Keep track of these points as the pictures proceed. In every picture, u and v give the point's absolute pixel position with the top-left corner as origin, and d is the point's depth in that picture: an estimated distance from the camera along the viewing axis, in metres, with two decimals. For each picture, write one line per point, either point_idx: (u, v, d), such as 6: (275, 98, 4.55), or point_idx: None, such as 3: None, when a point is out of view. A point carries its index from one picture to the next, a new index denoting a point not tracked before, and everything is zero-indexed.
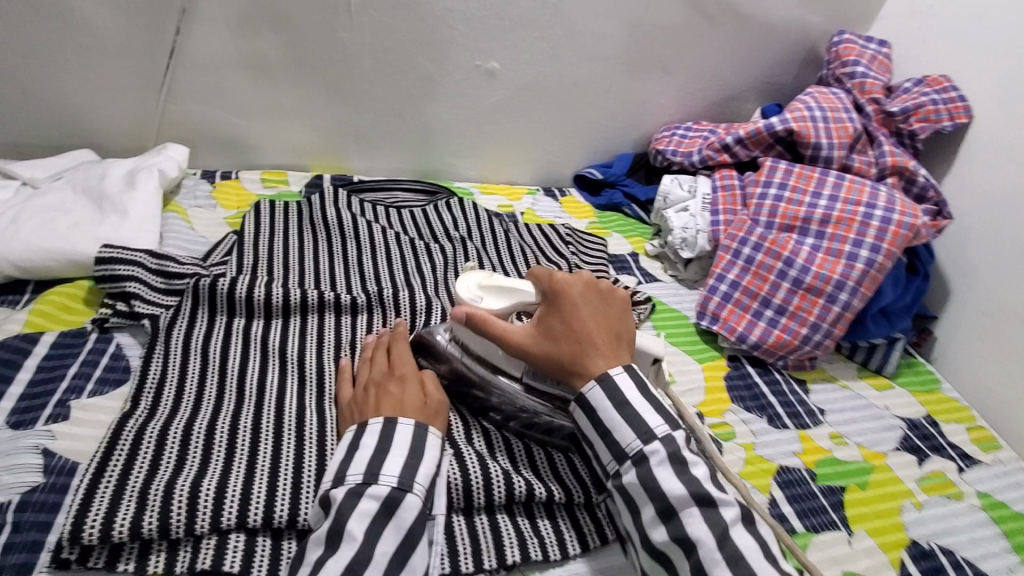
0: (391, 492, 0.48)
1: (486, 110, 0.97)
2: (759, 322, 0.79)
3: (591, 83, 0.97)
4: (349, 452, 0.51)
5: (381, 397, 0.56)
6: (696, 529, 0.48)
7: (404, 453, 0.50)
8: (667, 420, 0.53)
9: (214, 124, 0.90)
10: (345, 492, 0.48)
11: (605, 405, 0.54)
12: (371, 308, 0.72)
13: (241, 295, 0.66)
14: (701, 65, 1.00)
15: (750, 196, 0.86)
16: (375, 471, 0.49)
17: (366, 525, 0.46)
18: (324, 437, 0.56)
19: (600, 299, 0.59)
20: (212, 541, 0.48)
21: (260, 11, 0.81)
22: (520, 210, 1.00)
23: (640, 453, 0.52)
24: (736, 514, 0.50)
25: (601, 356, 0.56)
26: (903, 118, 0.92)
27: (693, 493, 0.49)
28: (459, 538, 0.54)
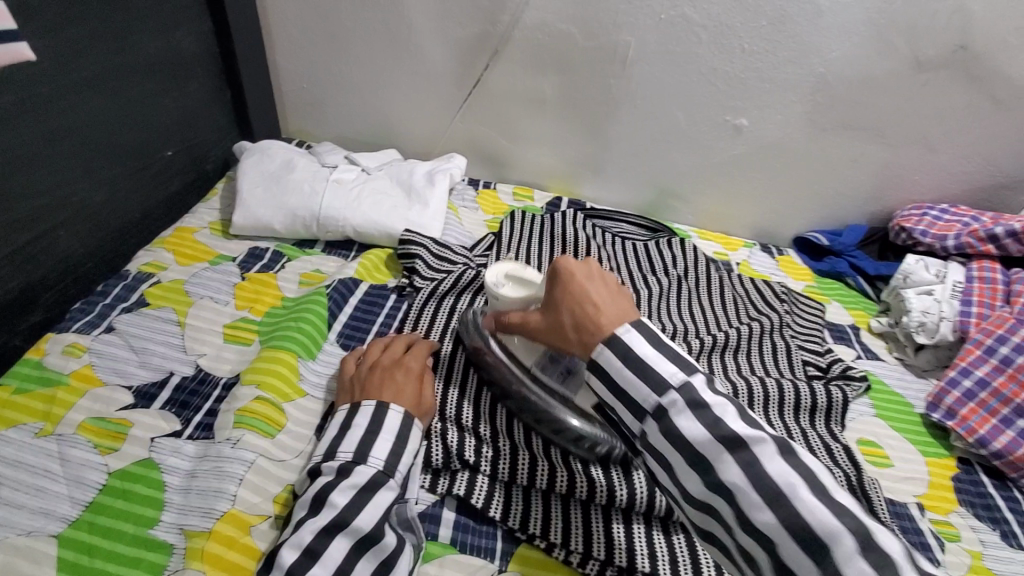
0: (376, 473, 0.52)
1: (722, 161, 1.03)
2: (1006, 430, 0.71)
3: (838, 151, 0.98)
4: (342, 431, 0.55)
5: (382, 380, 0.60)
6: (731, 475, 0.42)
7: (389, 440, 0.55)
8: (684, 366, 0.46)
9: (486, 142, 1.09)
10: (333, 470, 0.52)
11: (615, 365, 0.47)
12: None
13: (462, 282, 0.79)
14: (971, 149, 0.94)
15: (1015, 296, 0.80)
16: (364, 453, 0.53)
17: (347, 496, 0.50)
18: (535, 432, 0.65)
19: (607, 277, 0.53)
20: (448, 476, 0.60)
21: (550, 57, 0.97)
22: (735, 260, 1.03)
23: (658, 407, 0.46)
24: (774, 449, 0.42)
25: (610, 315, 0.50)
26: None
27: (720, 437, 0.43)
28: (618, 541, 0.57)
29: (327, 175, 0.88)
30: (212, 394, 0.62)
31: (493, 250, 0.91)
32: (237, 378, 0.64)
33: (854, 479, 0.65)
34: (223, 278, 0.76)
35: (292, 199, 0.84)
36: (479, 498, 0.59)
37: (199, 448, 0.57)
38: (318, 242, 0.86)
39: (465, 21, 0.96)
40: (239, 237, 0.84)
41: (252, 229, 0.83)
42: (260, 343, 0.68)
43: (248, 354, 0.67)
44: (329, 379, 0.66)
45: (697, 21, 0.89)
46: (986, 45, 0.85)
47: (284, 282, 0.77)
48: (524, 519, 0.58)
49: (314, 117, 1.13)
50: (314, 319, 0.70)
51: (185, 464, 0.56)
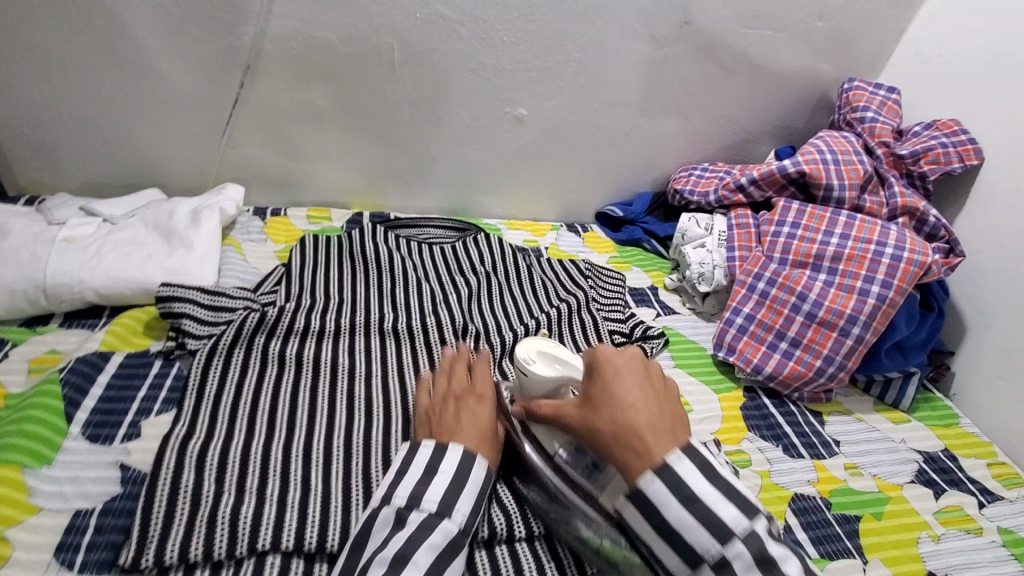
0: (456, 533, 0.50)
1: (512, 152, 1.05)
2: (774, 354, 0.81)
3: (610, 128, 1.04)
4: (398, 475, 0.53)
5: (459, 412, 0.58)
6: (727, 544, 0.45)
7: (447, 481, 0.53)
8: (684, 429, 0.50)
9: (269, 167, 1.00)
10: (418, 521, 0.50)
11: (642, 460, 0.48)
12: (354, 330, 0.75)
13: (250, 325, 0.70)
14: (716, 111, 1.06)
15: (764, 234, 0.90)
16: (448, 503, 0.51)
17: (432, 556, 0.48)
18: (369, 473, 0.59)
19: (657, 389, 0.51)
20: (251, 562, 0.51)
21: (313, 67, 0.91)
22: (544, 245, 1.06)
23: None
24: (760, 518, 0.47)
25: (652, 433, 0.48)
26: (913, 160, 0.91)
27: (717, 500, 0.46)
28: (505, 564, 0.57)
29: (56, 233, 0.74)
30: None
31: (280, 285, 0.80)
32: None
33: None
34: None
35: (6, 272, 0.68)
36: None
37: None
38: (55, 315, 0.72)
39: (207, 38, 0.86)
40: None
41: None
42: None
43: None
44: (73, 481, 0.54)
45: (453, 17, 0.89)
46: (705, 19, 0.95)
47: (5, 376, 0.63)
48: None
49: (47, 166, 0.94)
50: (47, 415, 0.58)
51: None
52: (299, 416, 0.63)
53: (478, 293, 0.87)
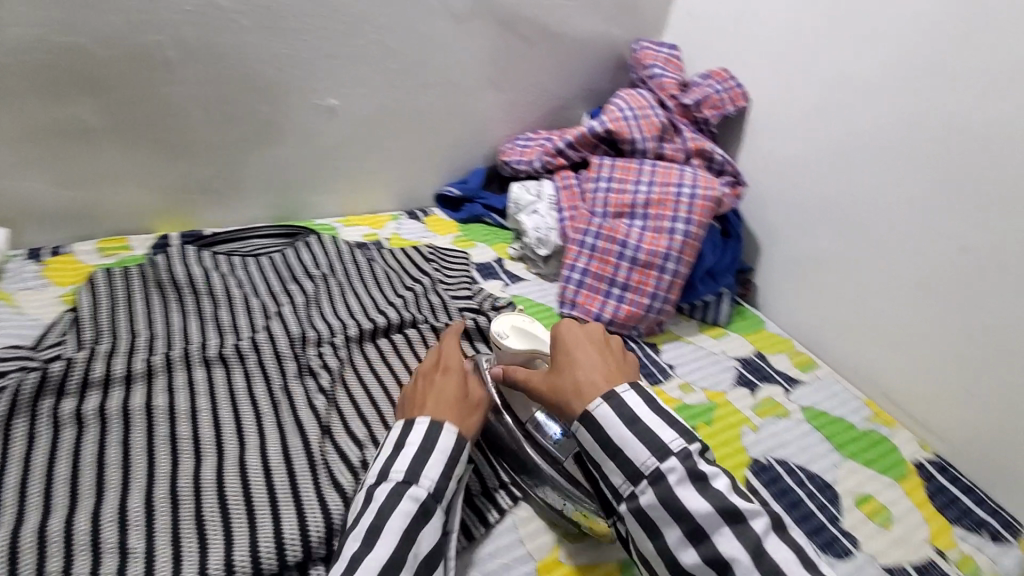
0: (427, 499, 0.54)
1: (333, 144, 1.00)
2: (609, 301, 0.87)
3: (430, 109, 1.04)
4: (394, 451, 0.57)
5: (427, 391, 0.62)
6: (730, 549, 0.50)
7: (415, 449, 0.56)
8: (682, 434, 0.55)
9: (36, 200, 0.85)
10: (388, 491, 0.54)
11: (612, 421, 0.55)
12: (170, 366, 0.67)
13: (29, 385, 0.59)
14: (527, 81, 1.10)
15: (586, 192, 0.96)
16: (415, 472, 0.55)
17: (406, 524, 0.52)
18: (204, 516, 0.54)
19: (599, 340, 0.63)
20: None
21: (69, 76, 0.78)
22: (385, 236, 1.04)
23: (656, 471, 0.53)
24: (767, 526, 0.51)
25: (588, 382, 0.59)
26: (696, 107, 1.02)
27: (719, 509, 0.51)
28: None
29: None
30: None
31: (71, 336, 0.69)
32: None
33: None
34: None
35: None
36: None
37: None
38: None
39: None
40: None
41: None
42: None
43: None
44: None
45: (232, 8, 0.82)
46: None
47: None
48: None
49: None
50: None
51: None
52: (106, 476, 0.55)
53: (317, 299, 0.82)
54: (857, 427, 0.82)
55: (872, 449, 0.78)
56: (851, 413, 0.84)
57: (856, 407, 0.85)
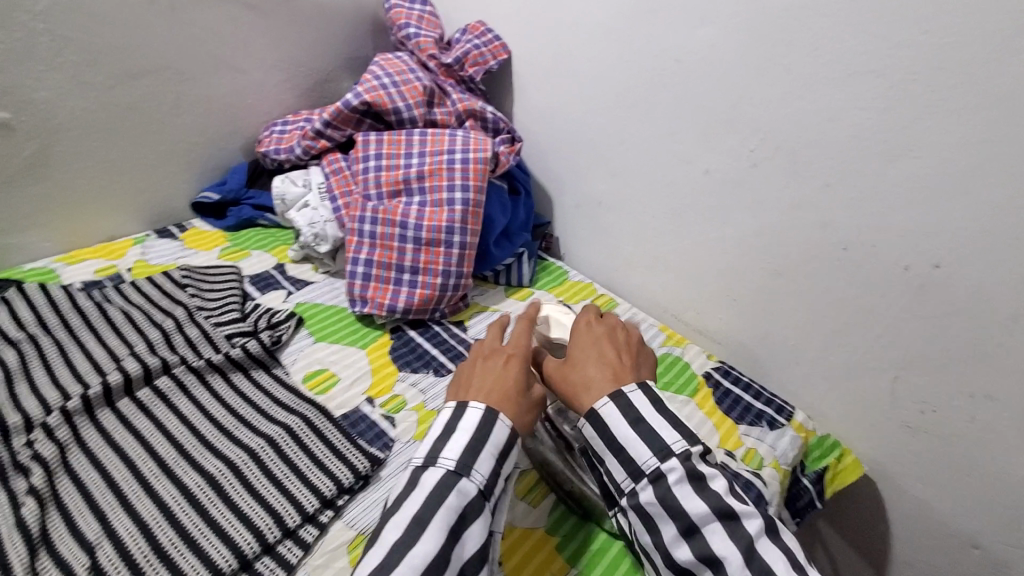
0: (474, 494, 0.49)
1: (18, 167, 0.78)
2: (401, 289, 0.80)
3: (148, 105, 0.86)
4: (445, 433, 0.52)
5: (474, 376, 0.58)
6: (719, 545, 0.49)
7: (469, 436, 0.51)
8: (684, 435, 0.53)
9: None
10: (436, 477, 0.49)
11: (619, 424, 0.54)
12: None
13: None
14: (270, 58, 0.95)
15: (356, 174, 0.87)
16: (467, 463, 0.50)
17: (452, 517, 0.48)
18: None
19: (614, 340, 0.62)
20: None
21: None
22: (126, 266, 0.85)
23: (657, 471, 0.52)
24: (760, 527, 0.50)
25: (590, 383, 0.58)
26: (459, 66, 0.97)
27: (715, 509, 0.50)
28: None
29: None
30: None
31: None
32: None
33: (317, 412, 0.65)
34: None
35: None
36: None
37: None
38: None
39: None
40: None
41: None
42: None
43: None
44: None
45: None
46: None
47: None
48: None
49: None
50: None
51: None
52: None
53: (22, 371, 0.64)
54: (655, 354, 0.87)
55: (670, 372, 0.84)
56: (648, 341, 0.89)
57: (653, 335, 0.91)
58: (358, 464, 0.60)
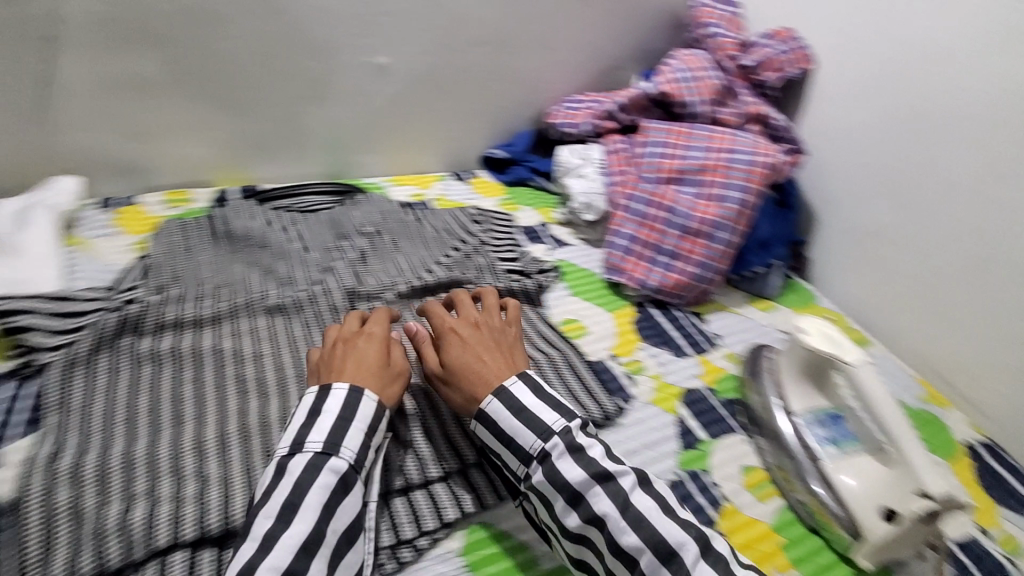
0: (347, 470, 0.50)
1: (382, 103, 1.00)
2: (656, 269, 0.86)
3: (480, 68, 1.03)
4: (310, 419, 0.51)
5: (347, 353, 0.58)
6: (603, 505, 0.50)
7: (334, 418, 0.51)
8: (565, 413, 0.55)
9: (105, 152, 0.88)
10: (304, 465, 0.48)
11: (504, 414, 0.55)
12: (234, 314, 0.71)
13: (112, 329, 0.64)
14: (579, 39, 1.07)
15: (636, 156, 0.93)
16: (336, 442, 0.50)
17: (322, 497, 0.48)
18: (271, 453, 0.56)
19: (491, 340, 0.62)
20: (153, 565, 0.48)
21: (133, 30, 0.80)
22: (432, 197, 1.05)
23: (542, 451, 0.53)
24: (634, 481, 0.51)
25: (486, 370, 0.58)
26: (756, 70, 0.98)
27: (591, 473, 0.51)
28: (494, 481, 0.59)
29: None
30: None
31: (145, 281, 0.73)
32: None
33: (574, 353, 0.74)
34: None
35: None
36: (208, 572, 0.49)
37: None
38: None
39: None
40: None
41: None
42: None
43: None
44: None
45: None
46: None
47: None
48: None
49: None
50: None
51: None
52: (184, 410, 0.59)
53: (369, 258, 0.84)
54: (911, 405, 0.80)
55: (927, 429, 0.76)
56: (902, 390, 0.82)
57: (908, 386, 0.83)
58: (608, 406, 0.68)
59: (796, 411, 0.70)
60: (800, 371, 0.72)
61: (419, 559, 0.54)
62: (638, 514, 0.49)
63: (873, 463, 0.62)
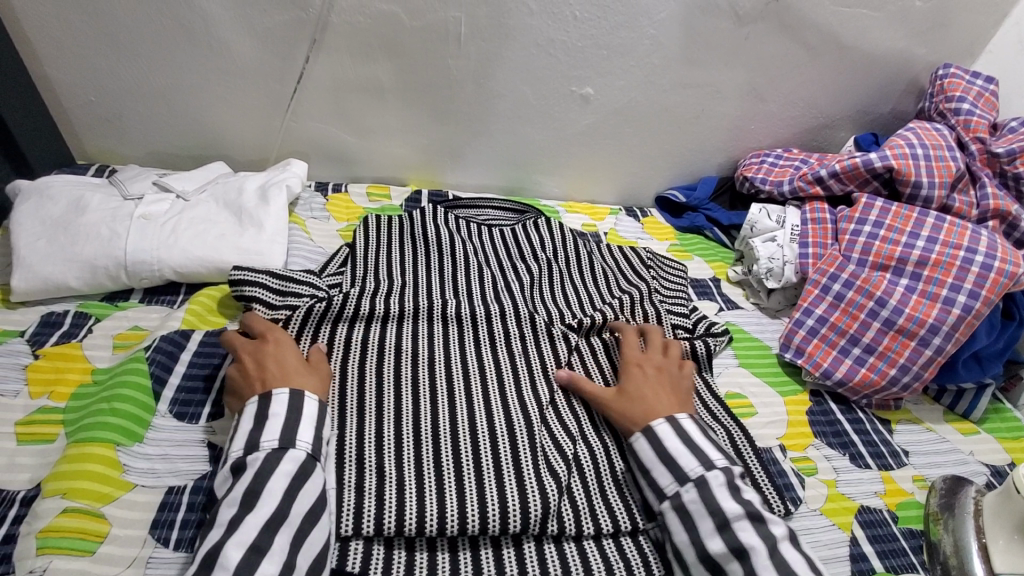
0: (305, 458, 0.52)
1: (576, 132, 1.01)
2: (845, 359, 0.78)
3: (681, 110, 1.00)
4: (257, 422, 0.53)
5: (262, 363, 0.59)
6: (749, 539, 0.51)
7: (281, 419, 0.53)
8: (726, 455, 0.58)
9: (330, 142, 0.99)
10: (262, 457, 0.50)
11: (671, 437, 0.59)
12: (416, 316, 0.74)
13: (322, 310, 0.70)
14: (794, 94, 1.00)
15: (842, 232, 0.85)
16: (290, 436, 0.52)
17: (284, 483, 0.50)
18: (441, 467, 0.58)
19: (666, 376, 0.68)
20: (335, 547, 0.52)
21: (380, 42, 0.88)
22: (603, 230, 1.04)
23: (701, 477, 0.55)
24: (785, 534, 0.53)
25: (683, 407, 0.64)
26: (1009, 159, 0.85)
27: (747, 511, 0.53)
28: (650, 554, 0.57)
29: (133, 210, 0.74)
30: (8, 514, 0.50)
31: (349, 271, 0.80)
32: (38, 490, 0.52)
33: (746, 435, 0.69)
34: (10, 361, 0.62)
35: (88, 249, 0.69)
36: (377, 570, 0.51)
37: None
38: (134, 291, 0.73)
39: (271, 9, 0.83)
40: (27, 302, 0.69)
41: (41, 292, 0.68)
42: (67, 436, 0.56)
43: (52, 454, 0.55)
44: (164, 458, 0.56)
45: None
46: None
47: (93, 352, 0.64)
48: (409, 572, 0.52)
49: (115, 136, 0.93)
50: (136, 393, 0.59)
51: None
52: (369, 401, 0.63)
53: (541, 287, 0.85)
54: None
55: None
56: None
57: None
58: (775, 508, 0.63)
59: (999, 569, 0.60)
60: (1016, 526, 0.61)
61: None
62: (785, 561, 0.50)
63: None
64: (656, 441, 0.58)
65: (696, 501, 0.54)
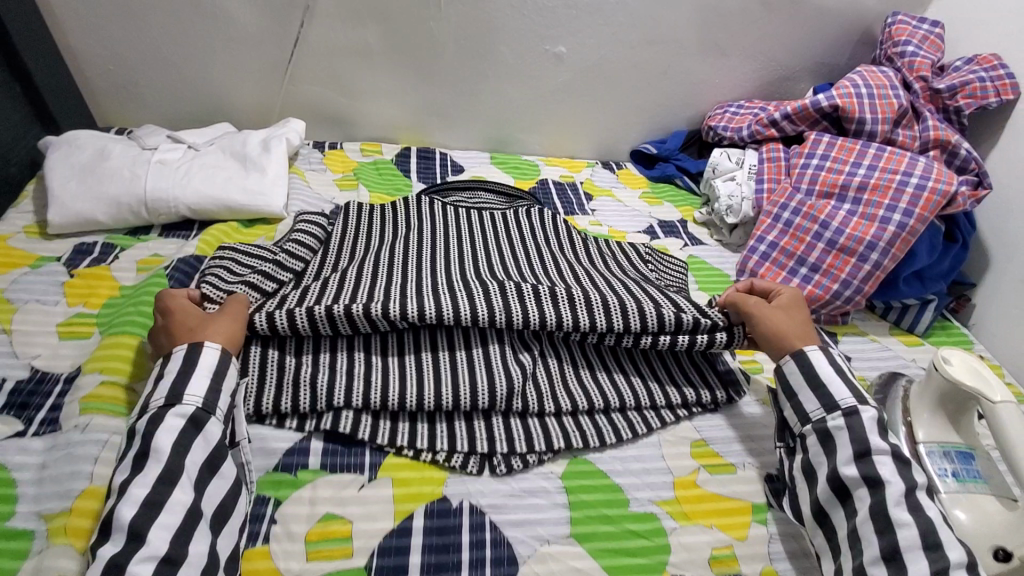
0: (195, 412, 0.52)
1: (552, 89, 1.09)
2: (793, 279, 0.85)
3: (648, 65, 1.08)
4: (156, 383, 0.53)
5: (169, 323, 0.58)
6: (886, 472, 0.53)
7: (175, 376, 0.53)
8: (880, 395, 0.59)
9: (325, 104, 1.08)
10: (148, 419, 0.51)
11: (821, 363, 0.61)
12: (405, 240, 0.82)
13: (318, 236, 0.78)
14: (753, 48, 1.07)
15: (793, 167, 0.93)
16: (177, 394, 0.52)
17: (173, 438, 0.50)
18: (421, 358, 0.65)
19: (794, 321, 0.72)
20: (329, 416, 0.61)
21: (368, 8, 0.97)
22: (580, 180, 1.12)
23: (851, 408, 0.57)
24: (923, 482, 0.53)
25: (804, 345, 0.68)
26: (950, 94, 0.92)
27: (893, 449, 0.54)
28: (603, 427, 0.65)
29: (150, 157, 0.84)
30: (54, 389, 0.60)
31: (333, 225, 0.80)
32: (79, 370, 0.62)
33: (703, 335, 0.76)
34: (50, 279, 0.71)
35: (113, 187, 0.79)
36: (365, 432, 0.60)
37: (47, 442, 0.56)
38: (153, 227, 0.82)
39: None
40: (61, 236, 0.78)
41: (73, 225, 0.78)
42: (100, 334, 0.66)
43: (89, 347, 0.65)
44: None
45: None
46: None
47: (120, 273, 0.74)
48: (393, 436, 0.60)
49: (132, 102, 1.03)
50: (157, 301, 0.69)
51: (36, 459, 0.54)
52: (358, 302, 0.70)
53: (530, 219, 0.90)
54: None
55: None
56: None
57: None
58: (720, 394, 0.70)
59: (921, 439, 0.66)
60: (938, 402, 0.67)
61: (526, 471, 0.61)
62: (920, 503, 0.51)
63: (998, 508, 0.59)
64: (808, 366, 0.61)
65: (842, 428, 0.56)
